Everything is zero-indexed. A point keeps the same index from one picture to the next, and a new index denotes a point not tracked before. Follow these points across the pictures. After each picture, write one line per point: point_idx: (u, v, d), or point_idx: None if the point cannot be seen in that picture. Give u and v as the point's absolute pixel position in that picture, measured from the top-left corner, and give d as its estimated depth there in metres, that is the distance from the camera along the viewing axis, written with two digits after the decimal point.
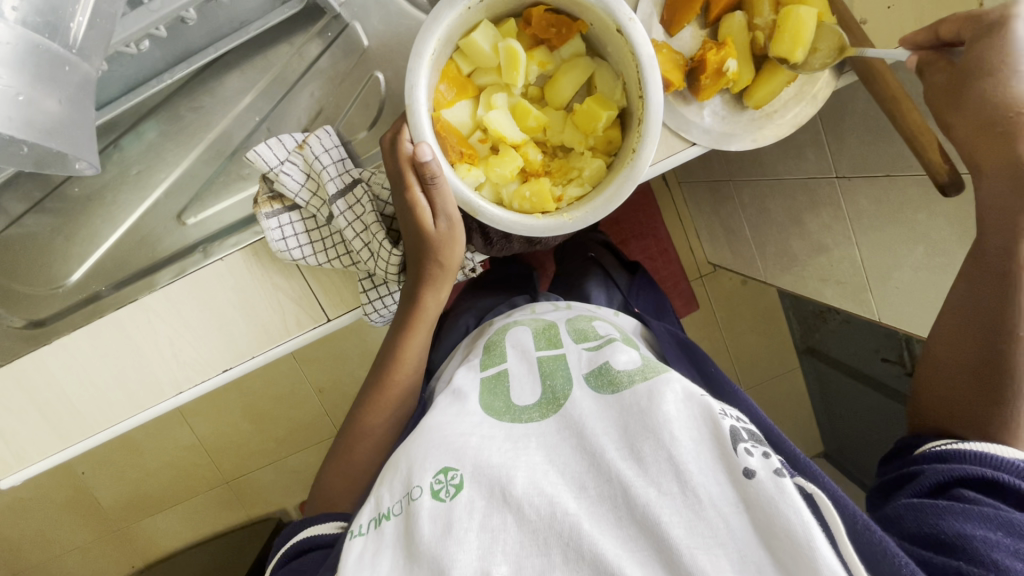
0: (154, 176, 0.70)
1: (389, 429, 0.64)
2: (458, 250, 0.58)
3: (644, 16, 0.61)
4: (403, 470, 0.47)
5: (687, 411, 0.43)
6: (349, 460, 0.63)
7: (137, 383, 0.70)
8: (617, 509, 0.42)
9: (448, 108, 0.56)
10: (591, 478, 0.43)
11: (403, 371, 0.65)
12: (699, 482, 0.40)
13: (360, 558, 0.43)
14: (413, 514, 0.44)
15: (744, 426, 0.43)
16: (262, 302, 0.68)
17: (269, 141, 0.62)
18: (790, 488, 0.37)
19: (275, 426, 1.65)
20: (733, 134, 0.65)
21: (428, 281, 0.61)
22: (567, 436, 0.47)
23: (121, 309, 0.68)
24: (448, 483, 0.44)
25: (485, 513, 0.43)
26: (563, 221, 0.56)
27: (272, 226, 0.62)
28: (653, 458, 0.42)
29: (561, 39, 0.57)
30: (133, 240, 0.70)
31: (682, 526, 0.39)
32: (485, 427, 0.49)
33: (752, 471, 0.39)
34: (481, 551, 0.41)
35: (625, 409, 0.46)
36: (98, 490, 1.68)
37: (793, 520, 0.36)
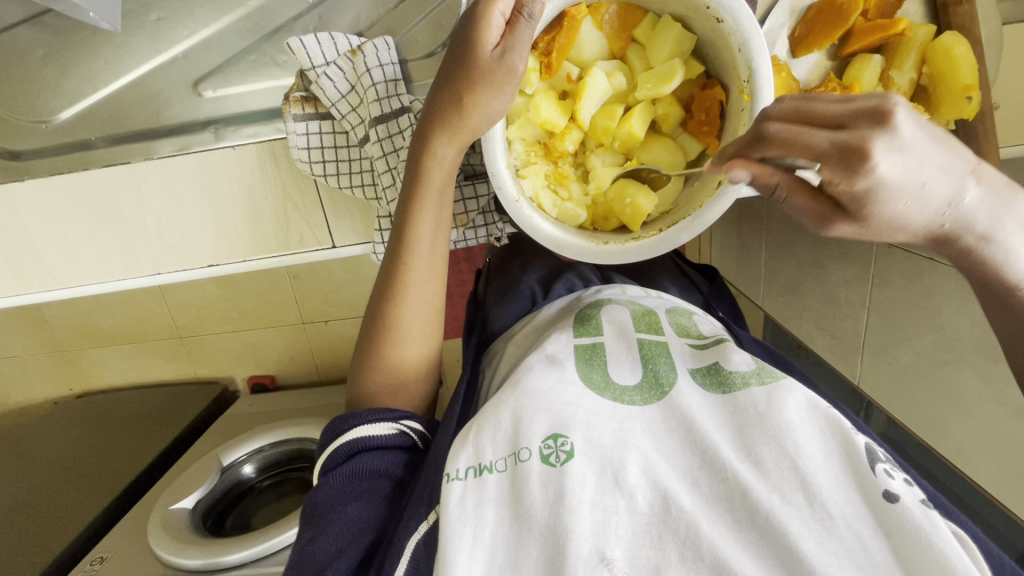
0: (175, 30, 0.60)
1: (420, 321, 0.55)
2: (483, 99, 0.45)
3: (773, 28, 0.53)
4: (506, 422, 0.45)
5: (811, 421, 0.42)
6: (377, 357, 0.54)
7: (111, 250, 0.64)
8: (734, 511, 0.40)
9: (593, 23, 0.51)
10: (704, 476, 0.42)
11: (416, 250, 0.53)
12: (830, 498, 0.38)
13: (461, 505, 0.42)
14: (523, 476, 0.42)
15: (875, 446, 0.42)
16: (267, 209, 0.62)
17: (320, 35, 0.53)
18: (937, 519, 0.36)
19: (243, 299, 1.61)
20: None
21: (442, 122, 0.48)
22: (674, 428, 0.45)
23: (109, 169, 0.61)
24: (559, 448, 0.42)
25: (597, 491, 0.41)
26: (512, 198, 0.51)
27: (297, 131, 0.55)
28: (776, 465, 0.40)
29: (699, 128, 0.53)
30: (134, 94, 0.61)
31: (813, 540, 0.37)
32: (588, 401, 0.46)
33: (895, 495, 0.37)
34: (594, 528, 0.39)
35: (739, 412, 0.45)
36: (51, 310, 1.64)
37: (948, 556, 0.34)
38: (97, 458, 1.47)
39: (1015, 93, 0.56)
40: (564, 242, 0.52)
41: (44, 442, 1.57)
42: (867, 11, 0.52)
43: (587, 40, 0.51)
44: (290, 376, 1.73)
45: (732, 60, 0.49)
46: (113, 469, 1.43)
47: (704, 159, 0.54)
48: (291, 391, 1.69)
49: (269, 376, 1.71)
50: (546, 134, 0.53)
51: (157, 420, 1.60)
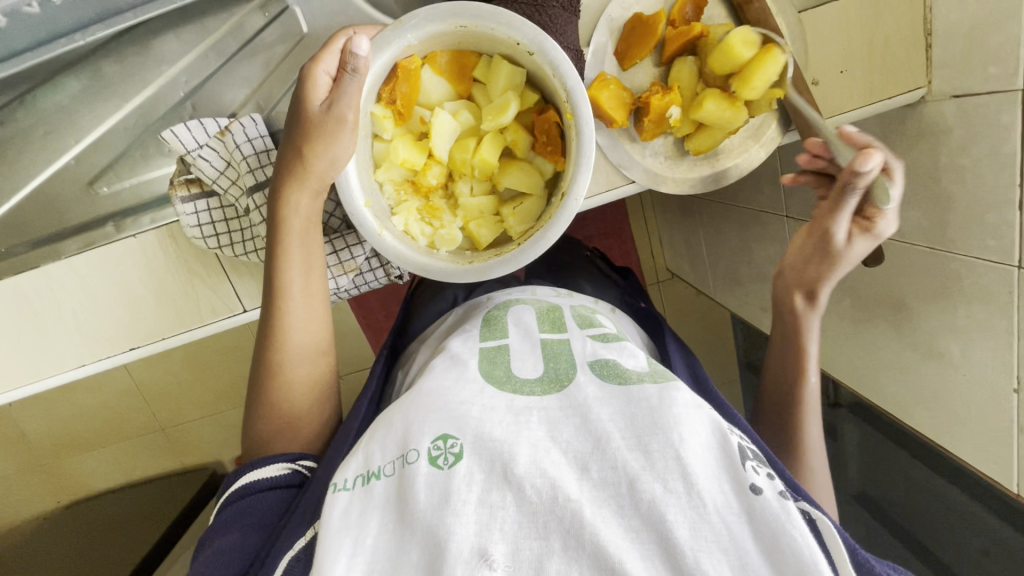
0: (65, 139, 0.65)
1: (305, 366, 0.60)
2: (324, 149, 0.52)
3: (598, 47, 0.59)
4: (398, 428, 0.48)
5: (698, 417, 0.46)
6: (268, 394, 0.59)
7: (36, 351, 0.67)
8: (619, 498, 0.43)
9: (432, 71, 0.56)
10: (593, 461, 0.44)
11: (288, 296, 0.58)
12: (705, 486, 0.42)
13: (346, 515, 0.43)
14: (409, 478, 0.44)
15: (747, 446, 0.46)
16: (175, 286, 0.66)
17: (189, 123, 0.59)
18: (792, 510, 0.40)
19: (219, 380, 1.64)
20: (673, 180, 0.64)
21: (291, 175, 0.55)
22: (569, 414, 0.48)
23: (22, 275, 0.65)
24: (447, 450, 0.45)
25: (484, 488, 0.43)
26: (375, 232, 0.56)
27: (187, 211, 0.59)
28: (661, 454, 0.43)
29: (545, 149, 0.57)
30: (38, 203, 0.66)
31: (686, 526, 0.40)
32: (486, 397, 0.50)
33: (759, 488, 0.41)
34: (478, 526, 0.41)
35: (633, 401, 0.48)
36: (25, 425, 1.65)
37: (795, 538, 0.38)
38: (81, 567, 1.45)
39: (827, 67, 0.62)
40: (431, 265, 0.57)
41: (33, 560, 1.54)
42: (674, 21, 0.58)
43: (431, 85, 0.56)
44: None
45: (552, 84, 0.54)
46: None
47: (558, 176, 0.58)
48: None
49: None
50: (411, 172, 0.58)
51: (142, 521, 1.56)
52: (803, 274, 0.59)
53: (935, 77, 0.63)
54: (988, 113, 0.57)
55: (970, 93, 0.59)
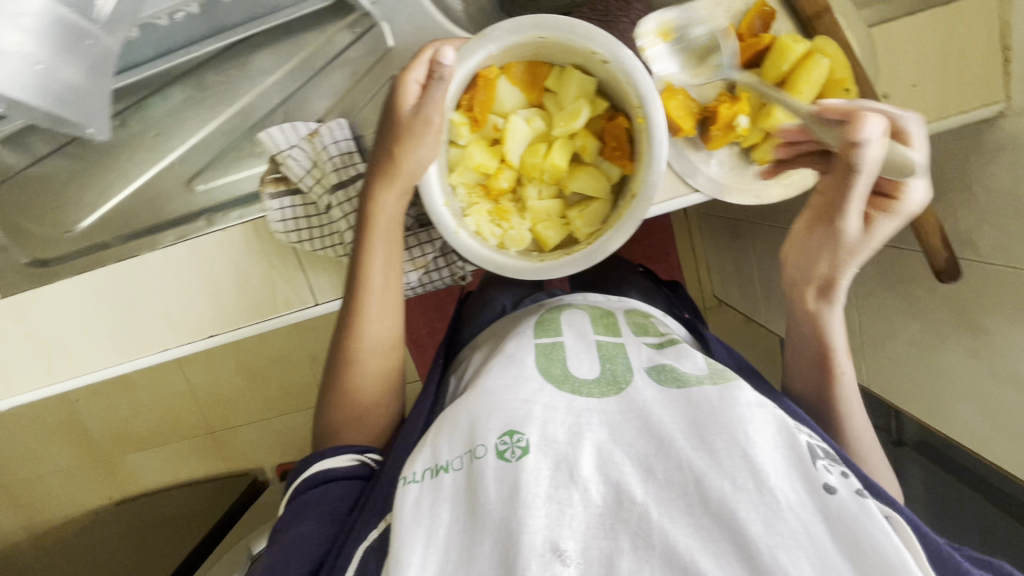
0: (171, 141, 0.71)
1: (378, 358, 0.63)
2: (411, 151, 0.56)
3: (667, 59, 0.61)
4: (464, 426, 0.49)
5: (763, 416, 0.46)
6: (341, 382, 0.63)
7: (127, 334, 0.73)
8: (687, 497, 0.42)
9: (507, 80, 0.59)
10: (658, 462, 0.44)
11: (366, 288, 0.61)
12: (777, 484, 0.42)
13: (417, 506, 0.45)
14: (477, 472, 0.45)
15: (816, 445, 0.46)
16: (256, 278, 0.70)
17: (283, 125, 0.64)
18: (870, 508, 0.40)
19: (268, 388, 1.70)
20: (739, 189, 0.64)
21: (379, 177, 0.59)
22: (630, 418, 0.48)
23: (123, 262, 0.71)
24: (514, 444, 0.45)
25: (551, 485, 0.44)
26: (451, 231, 0.57)
27: (274, 207, 0.64)
28: (728, 453, 0.43)
29: (613, 154, 0.59)
30: (142, 198, 0.72)
31: (760, 523, 0.40)
32: (547, 395, 0.50)
33: (832, 487, 0.42)
34: (549, 522, 0.42)
35: (694, 404, 0.48)
36: (91, 419, 1.75)
37: (879, 538, 0.39)
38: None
39: (898, 80, 0.62)
40: (504, 262, 0.59)
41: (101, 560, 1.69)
42: (741, 34, 0.59)
43: (505, 94, 0.59)
44: None
45: (624, 91, 0.56)
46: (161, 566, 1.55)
47: (626, 181, 0.60)
48: None
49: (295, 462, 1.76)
50: (484, 175, 0.61)
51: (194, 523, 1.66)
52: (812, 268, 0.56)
53: (1013, 92, 0.61)
54: None
55: None
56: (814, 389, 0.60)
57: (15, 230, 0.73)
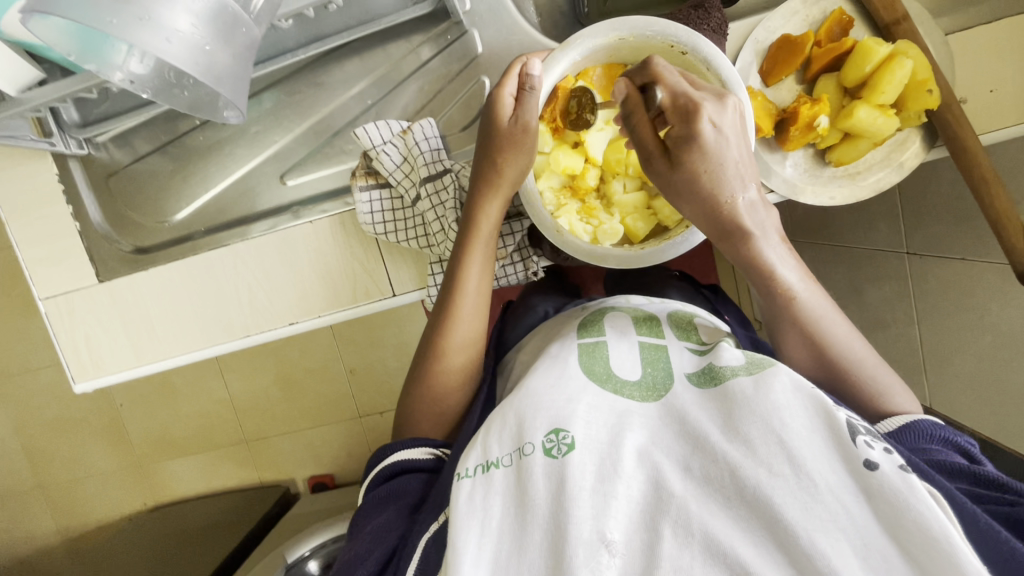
0: (266, 139, 0.76)
1: (462, 355, 0.63)
2: (517, 157, 0.59)
3: (744, 65, 0.64)
4: (512, 423, 0.49)
5: (799, 400, 0.44)
6: (427, 388, 0.62)
7: (212, 320, 0.76)
8: (724, 489, 0.43)
9: (586, 84, 0.61)
10: (694, 458, 0.45)
11: (464, 294, 0.62)
12: (815, 468, 0.41)
13: (470, 498, 0.45)
14: (526, 469, 0.45)
15: (859, 422, 0.44)
16: (339, 268, 0.73)
17: (378, 123, 0.68)
18: (916, 483, 0.39)
19: (304, 399, 1.72)
20: (815, 190, 0.65)
21: (484, 188, 0.61)
22: (669, 421, 0.48)
23: (215, 251, 0.75)
24: (560, 441, 0.46)
25: (596, 478, 0.44)
26: (553, 229, 0.62)
27: (363, 200, 0.68)
28: (763, 441, 0.43)
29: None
30: (235, 191, 0.77)
31: (798, 508, 0.40)
32: (590, 395, 0.50)
33: (874, 463, 0.40)
34: (595, 513, 0.43)
35: (730, 398, 0.47)
36: (136, 422, 1.79)
37: (924, 514, 0.37)
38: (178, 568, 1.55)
39: (976, 86, 0.63)
40: (606, 255, 0.61)
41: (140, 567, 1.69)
42: (819, 41, 0.62)
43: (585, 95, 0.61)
44: (348, 472, 1.76)
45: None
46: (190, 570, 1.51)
47: None
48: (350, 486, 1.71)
49: (329, 474, 1.74)
50: (569, 176, 0.63)
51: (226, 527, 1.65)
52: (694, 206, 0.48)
53: None
54: None
55: None
56: (816, 361, 0.53)
57: (116, 217, 0.77)
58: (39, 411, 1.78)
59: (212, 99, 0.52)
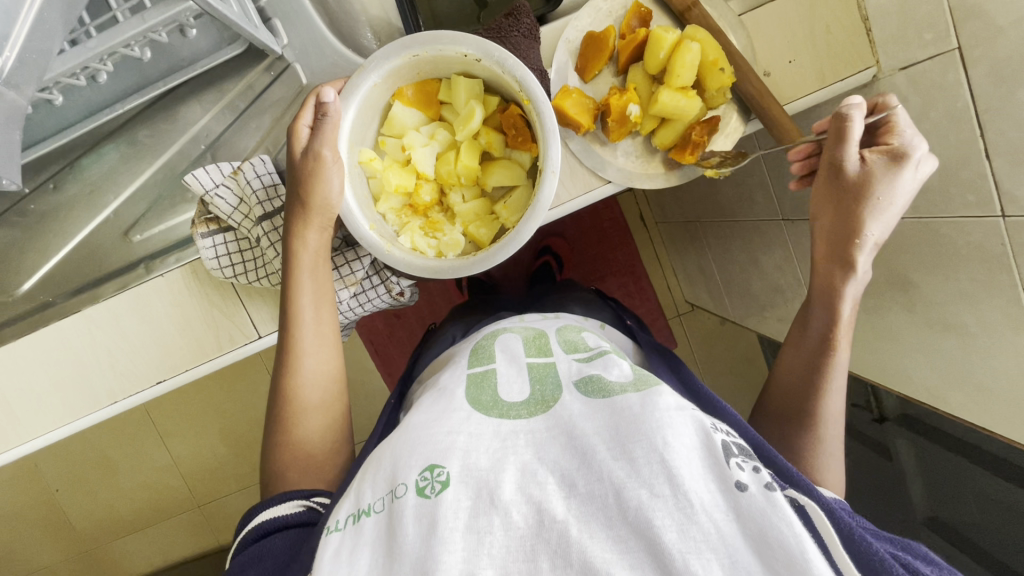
0: (104, 196, 0.74)
1: (316, 390, 0.63)
2: (322, 184, 0.59)
3: (560, 65, 0.66)
4: (387, 467, 0.48)
5: (681, 418, 0.45)
6: (284, 432, 0.61)
7: (75, 393, 0.73)
8: (608, 510, 0.43)
9: (401, 104, 0.62)
10: (580, 475, 0.45)
11: (301, 324, 0.63)
12: (692, 487, 0.41)
13: (336, 556, 0.43)
14: (397, 513, 0.44)
15: (733, 441, 0.45)
16: (199, 318, 0.71)
17: (207, 167, 0.66)
18: (780, 501, 0.39)
19: (253, 450, 1.66)
20: (648, 175, 0.68)
21: (296, 218, 0.61)
22: (555, 435, 0.49)
23: (66, 319, 0.72)
24: (434, 479, 0.45)
25: (470, 514, 0.43)
26: (384, 250, 0.60)
27: (206, 246, 0.66)
28: (646, 460, 0.43)
29: (516, 141, 0.63)
30: (82, 254, 0.74)
31: (674, 530, 0.40)
32: (473, 424, 0.51)
33: (744, 484, 0.40)
34: (467, 553, 0.41)
35: (618, 412, 0.48)
36: (69, 509, 1.68)
37: (787, 532, 0.37)
38: None
39: (776, 57, 0.67)
40: (444, 266, 0.61)
41: None
42: (621, 35, 0.65)
43: (402, 114, 0.62)
44: None
45: (506, 83, 0.60)
46: None
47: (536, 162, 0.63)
48: None
49: None
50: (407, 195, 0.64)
51: None
52: (830, 228, 0.59)
53: (881, 55, 0.67)
54: (942, 73, 0.61)
55: (919, 60, 0.62)
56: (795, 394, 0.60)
57: None
58: None
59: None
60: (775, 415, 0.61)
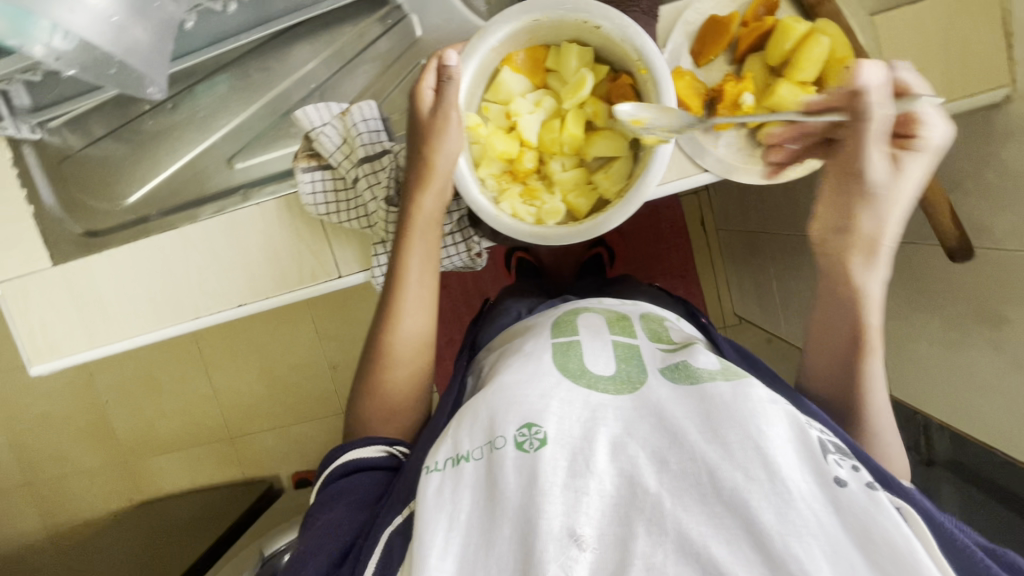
0: (214, 122, 0.78)
1: (409, 348, 0.66)
2: (443, 150, 0.61)
3: (674, 49, 0.65)
4: (483, 417, 0.52)
5: (777, 411, 0.48)
6: (374, 382, 0.65)
7: (163, 303, 0.77)
8: (702, 488, 0.45)
9: (510, 70, 0.63)
10: (671, 454, 0.47)
11: (405, 284, 0.65)
12: (789, 475, 0.44)
13: (439, 494, 0.48)
14: (498, 462, 0.48)
15: (827, 438, 0.48)
16: (287, 249, 0.75)
17: (318, 105, 0.69)
18: (882, 501, 0.43)
19: (288, 394, 1.71)
20: (750, 169, 0.67)
21: (415, 182, 0.63)
22: (645, 415, 0.51)
23: (164, 234, 0.76)
24: (532, 436, 0.49)
25: (568, 474, 0.47)
26: (490, 216, 0.62)
27: (305, 180, 0.69)
28: (741, 446, 0.46)
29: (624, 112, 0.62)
30: (186, 175, 0.78)
31: (772, 512, 0.43)
32: (563, 390, 0.53)
33: (843, 480, 0.44)
34: (566, 509, 0.46)
35: (708, 399, 0.50)
36: (117, 419, 1.78)
37: (892, 532, 0.41)
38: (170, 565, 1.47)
39: (903, 64, 0.64)
40: (548, 233, 0.62)
41: None
42: (745, 22, 0.63)
43: (512, 80, 0.62)
44: None
45: (623, 51, 0.60)
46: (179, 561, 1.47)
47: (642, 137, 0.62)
48: None
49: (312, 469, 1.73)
50: (508, 161, 0.64)
51: (201, 528, 1.58)
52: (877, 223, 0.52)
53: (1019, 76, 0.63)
54: None
55: None
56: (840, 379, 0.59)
57: (69, 201, 0.79)
58: (21, 408, 1.78)
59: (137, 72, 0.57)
60: (826, 400, 0.60)
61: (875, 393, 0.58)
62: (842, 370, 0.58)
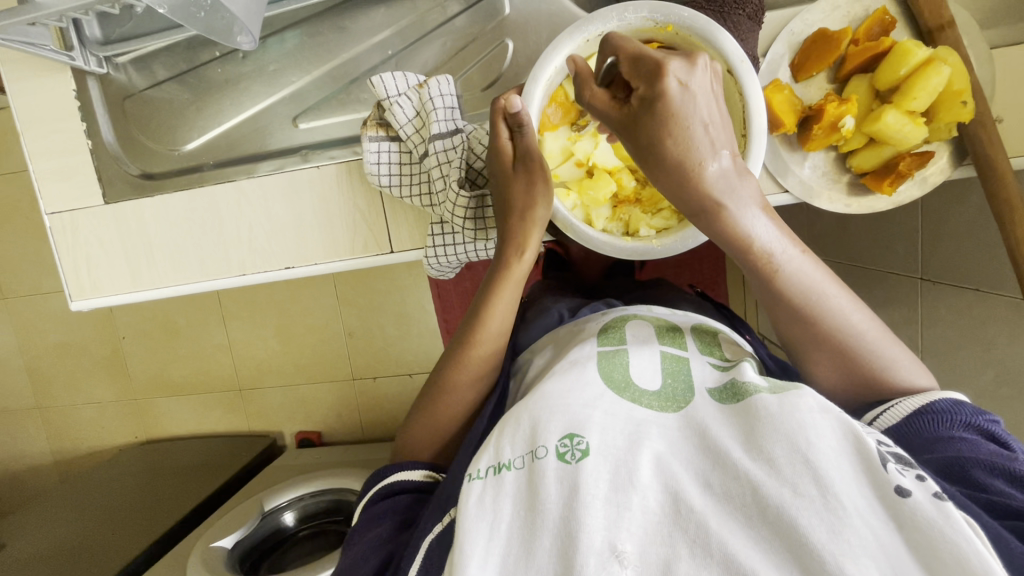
0: (283, 78, 0.75)
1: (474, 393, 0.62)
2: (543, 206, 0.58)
3: (775, 57, 0.62)
4: (525, 426, 0.49)
5: (826, 422, 0.44)
6: (433, 413, 0.62)
7: (209, 255, 0.76)
8: (746, 508, 0.43)
9: (550, 132, 0.61)
10: (716, 475, 0.45)
11: (489, 334, 0.61)
12: (843, 491, 0.41)
13: (480, 504, 0.46)
14: (539, 473, 0.46)
15: (886, 446, 0.44)
16: (342, 217, 0.73)
17: (395, 73, 0.67)
18: (951, 511, 0.39)
19: (301, 354, 1.70)
20: (830, 194, 0.64)
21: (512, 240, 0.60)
22: (689, 435, 0.48)
23: (219, 186, 0.75)
24: (574, 447, 0.46)
25: (610, 487, 0.44)
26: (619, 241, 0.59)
27: (371, 150, 0.67)
28: (788, 461, 0.43)
29: None
30: (247, 128, 0.76)
31: (825, 530, 0.40)
32: (607, 402, 0.50)
33: (906, 490, 0.40)
34: (607, 525, 0.43)
35: (754, 416, 0.47)
36: (133, 358, 1.79)
37: (963, 547, 0.38)
38: (165, 504, 1.46)
39: (1017, 106, 0.61)
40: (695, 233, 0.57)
41: (107, 489, 1.57)
42: (856, 39, 0.61)
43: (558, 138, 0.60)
44: (335, 433, 1.74)
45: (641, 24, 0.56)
46: (177, 502, 1.46)
47: None
48: (336, 446, 1.70)
49: (317, 432, 1.73)
50: (613, 197, 0.62)
51: (199, 476, 1.57)
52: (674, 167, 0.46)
53: None
54: None
55: None
56: (841, 363, 0.54)
57: (127, 140, 0.78)
58: (40, 334, 1.79)
59: (228, 19, 0.59)
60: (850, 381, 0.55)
61: (877, 348, 0.53)
62: (844, 361, 0.54)
